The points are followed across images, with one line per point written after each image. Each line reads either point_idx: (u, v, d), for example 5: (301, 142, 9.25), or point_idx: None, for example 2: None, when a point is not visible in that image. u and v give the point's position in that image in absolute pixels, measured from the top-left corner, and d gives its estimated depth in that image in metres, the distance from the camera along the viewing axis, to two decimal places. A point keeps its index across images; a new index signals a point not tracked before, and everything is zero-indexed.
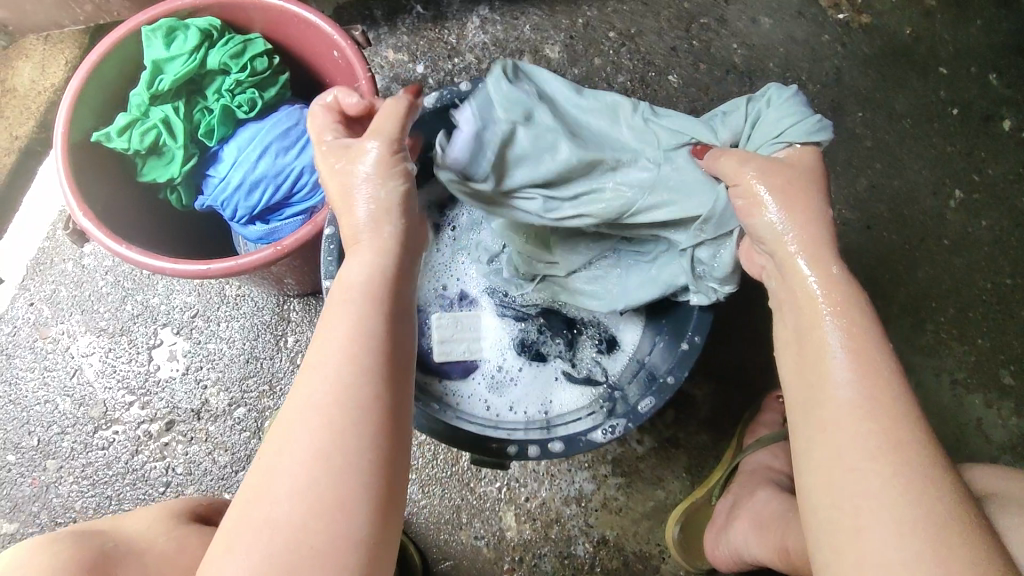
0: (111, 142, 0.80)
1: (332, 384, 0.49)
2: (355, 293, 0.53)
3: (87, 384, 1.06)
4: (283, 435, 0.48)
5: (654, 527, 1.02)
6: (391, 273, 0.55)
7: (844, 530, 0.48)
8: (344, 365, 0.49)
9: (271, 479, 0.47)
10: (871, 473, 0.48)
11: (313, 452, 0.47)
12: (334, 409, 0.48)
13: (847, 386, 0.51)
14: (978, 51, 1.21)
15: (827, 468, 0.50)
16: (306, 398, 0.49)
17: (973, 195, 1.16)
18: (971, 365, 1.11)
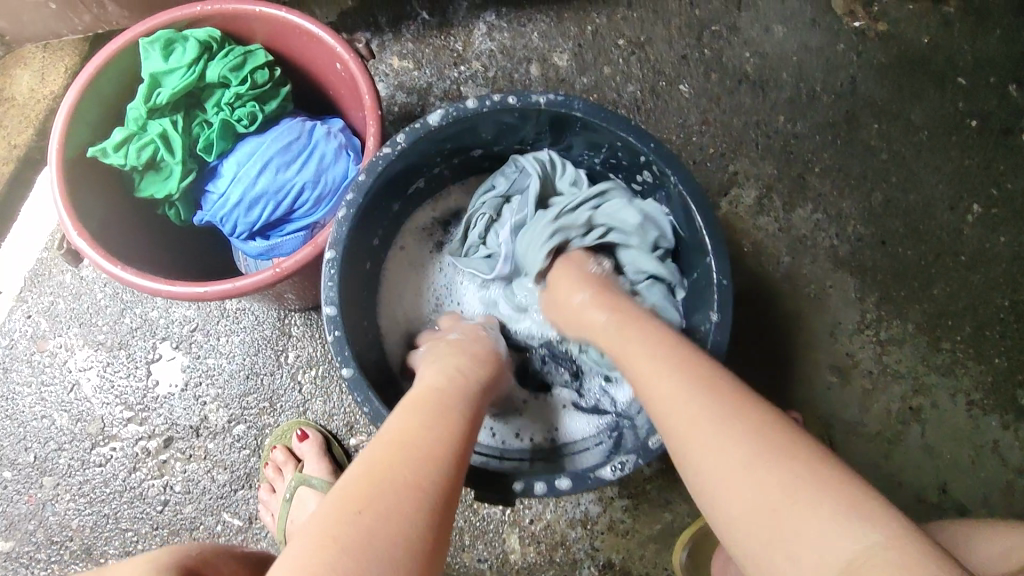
0: (107, 157, 0.77)
1: (405, 450, 0.53)
2: (440, 395, 0.61)
3: (85, 400, 1.04)
4: (359, 483, 0.51)
5: (662, 551, 1.00)
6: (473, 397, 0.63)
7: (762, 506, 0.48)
8: (413, 437, 0.55)
9: (339, 514, 0.48)
10: (751, 444, 0.51)
11: (374, 502, 0.49)
12: (404, 472, 0.52)
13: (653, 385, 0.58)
14: (997, 61, 1.18)
15: (713, 457, 0.52)
16: (376, 457, 0.53)
17: (991, 210, 1.13)
18: (988, 386, 1.08)
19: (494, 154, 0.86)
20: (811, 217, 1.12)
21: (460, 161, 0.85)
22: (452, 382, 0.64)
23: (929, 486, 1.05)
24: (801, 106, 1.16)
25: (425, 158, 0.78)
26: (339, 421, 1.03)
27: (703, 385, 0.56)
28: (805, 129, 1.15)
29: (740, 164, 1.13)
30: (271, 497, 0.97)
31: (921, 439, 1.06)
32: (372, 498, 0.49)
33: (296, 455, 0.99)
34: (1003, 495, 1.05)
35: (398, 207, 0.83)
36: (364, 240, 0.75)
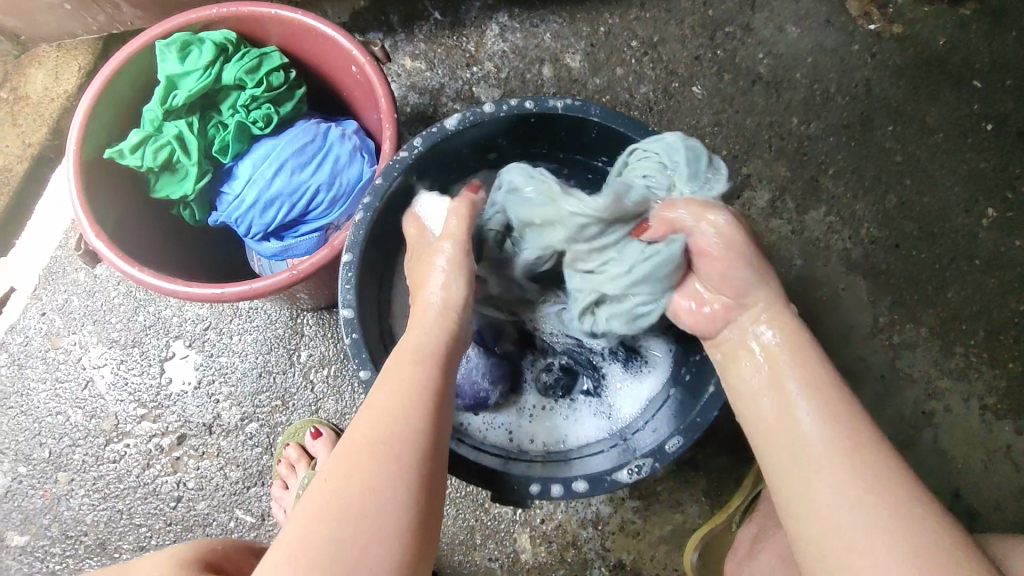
0: (125, 158, 0.78)
1: (385, 416, 0.56)
2: (417, 349, 0.62)
3: (99, 396, 1.05)
4: (341, 465, 0.54)
5: (672, 552, 1.00)
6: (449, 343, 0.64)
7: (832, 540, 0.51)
8: (396, 407, 0.57)
9: (324, 503, 0.52)
10: (848, 483, 0.52)
11: (357, 470, 0.53)
12: (387, 443, 0.54)
13: (814, 426, 0.56)
14: (1014, 62, 1.17)
15: (841, 527, 0.51)
16: (358, 436, 0.55)
17: (1007, 213, 1.12)
18: (1001, 390, 1.07)
19: (509, 157, 0.86)
20: (824, 219, 1.12)
21: (475, 165, 0.85)
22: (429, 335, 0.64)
23: (941, 490, 1.05)
24: (815, 107, 1.15)
25: (442, 161, 0.78)
26: (351, 420, 1.04)
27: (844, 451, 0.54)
28: (818, 130, 1.15)
29: (753, 166, 1.13)
30: (284, 494, 0.98)
31: (934, 444, 1.06)
32: (350, 480, 0.52)
33: (308, 453, 0.99)
34: (1015, 501, 1.04)
35: None
36: (381, 246, 0.77)
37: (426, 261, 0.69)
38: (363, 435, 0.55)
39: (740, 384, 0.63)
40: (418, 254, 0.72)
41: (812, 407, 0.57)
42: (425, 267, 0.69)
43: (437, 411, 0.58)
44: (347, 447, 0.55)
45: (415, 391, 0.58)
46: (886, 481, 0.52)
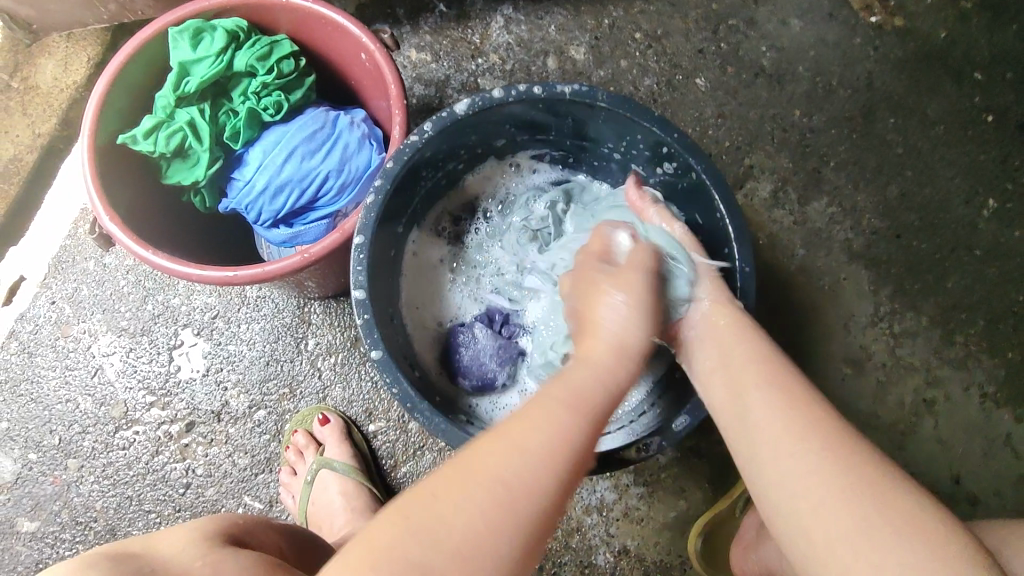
0: (138, 144, 0.79)
1: (519, 454, 0.49)
2: (581, 384, 0.55)
3: (108, 384, 1.06)
4: (452, 480, 0.48)
5: (676, 538, 1.01)
6: (609, 399, 0.56)
7: (809, 523, 0.53)
8: (542, 439, 0.51)
9: (420, 516, 0.47)
10: (793, 443, 0.56)
11: (471, 497, 0.47)
12: (514, 486, 0.48)
13: (761, 395, 0.60)
14: (1014, 55, 1.18)
15: (784, 481, 0.55)
16: (489, 455, 0.49)
17: (1007, 204, 1.13)
18: (1002, 378, 1.08)
19: (516, 144, 0.87)
20: (826, 210, 1.13)
21: (482, 152, 0.87)
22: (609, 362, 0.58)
23: (942, 477, 1.06)
24: (817, 99, 1.16)
25: (450, 146, 0.80)
26: (358, 408, 1.04)
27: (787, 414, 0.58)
28: (821, 122, 1.16)
29: (756, 157, 1.14)
30: (293, 479, 1.00)
31: (935, 432, 1.07)
32: (461, 507, 0.47)
33: (316, 439, 1.00)
34: (1016, 488, 1.06)
35: (421, 197, 0.85)
36: (389, 232, 0.79)
37: (589, 297, 0.63)
38: (497, 458, 0.49)
39: (705, 382, 0.66)
40: (583, 275, 0.65)
41: (779, 400, 0.59)
42: (591, 301, 0.63)
43: (576, 465, 0.51)
44: (476, 463, 0.49)
45: (557, 437, 0.51)
46: (850, 463, 0.54)
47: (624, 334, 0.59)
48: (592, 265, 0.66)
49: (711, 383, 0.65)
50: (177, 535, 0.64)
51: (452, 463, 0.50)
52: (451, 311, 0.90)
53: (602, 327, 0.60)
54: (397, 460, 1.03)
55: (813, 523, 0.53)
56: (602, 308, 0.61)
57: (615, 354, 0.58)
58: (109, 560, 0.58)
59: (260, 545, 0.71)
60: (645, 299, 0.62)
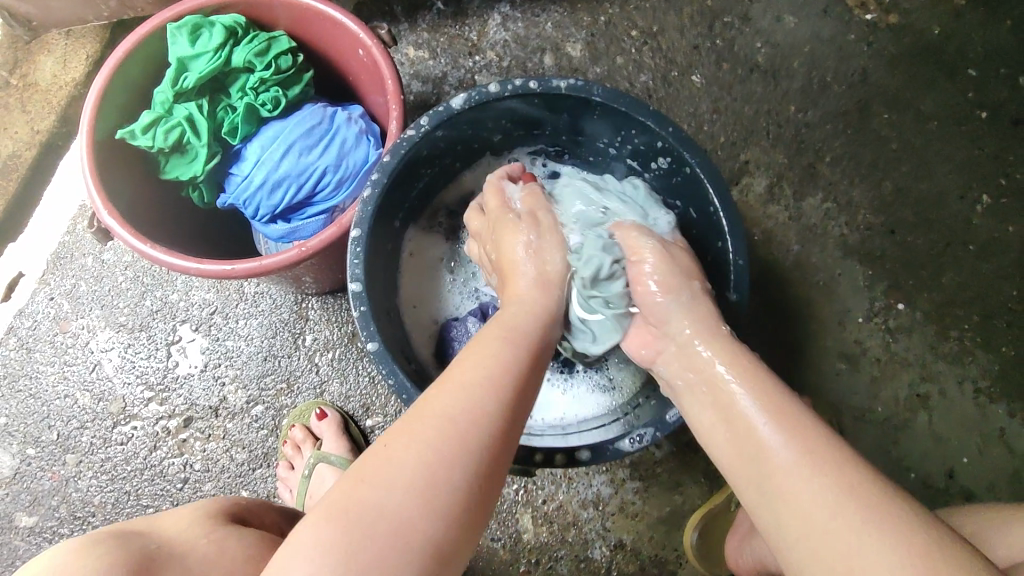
0: (136, 139, 0.80)
1: (466, 395, 0.54)
2: (511, 331, 0.63)
3: (106, 379, 1.06)
4: (408, 423, 0.52)
5: (672, 532, 1.02)
6: (538, 344, 0.64)
7: (830, 565, 0.47)
8: (485, 382, 0.56)
9: (379, 458, 0.50)
10: (818, 501, 0.49)
11: (423, 436, 0.51)
12: (460, 421, 0.52)
13: (782, 450, 0.53)
14: (1008, 52, 1.19)
15: (817, 550, 0.48)
16: (434, 395, 0.55)
17: (1001, 200, 1.14)
18: (995, 373, 1.09)
19: (512, 139, 0.88)
20: (821, 206, 1.13)
21: (479, 146, 0.87)
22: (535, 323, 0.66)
23: (937, 471, 1.06)
24: (812, 96, 1.17)
25: (447, 141, 0.81)
26: (356, 403, 1.05)
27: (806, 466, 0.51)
28: (816, 118, 1.16)
29: (751, 153, 1.15)
30: (290, 474, 1.00)
31: (929, 426, 1.08)
32: (413, 445, 0.50)
33: (313, 434, 1.01)
34: (1009, 482, 1.06)
35: (418, 192, 0.86)
36: (386, 225, 0.79)
37: (507, 250, 0.73)
38: (443, 399, 0.54)
39: (709, 436, 0.61)
40: (500, 225, 0.75)
41: (793, 447, 0.53)
42: (518, 260, 0.71)
43: (517, 405, 0.56)
44: (423, 404, 0.54)
45: (496, 380, 0.56)
46: (870, 497, 0.48)
47: (546, 280, 0.70)
48: (507, 218, 0.75)
49: (707, 426, 0.61)
50: (180, 516, 0.65)
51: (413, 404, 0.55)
52: (448, 308, 0.91)
53: (524, 279, 0.70)
54: None
55: None
56: (513, 246, 0.73)
57: (538, 303, 0.68)
58: (114, 537, 0.58)
59: (262, 526, 0.72)
60: (555, 236, 0.74)
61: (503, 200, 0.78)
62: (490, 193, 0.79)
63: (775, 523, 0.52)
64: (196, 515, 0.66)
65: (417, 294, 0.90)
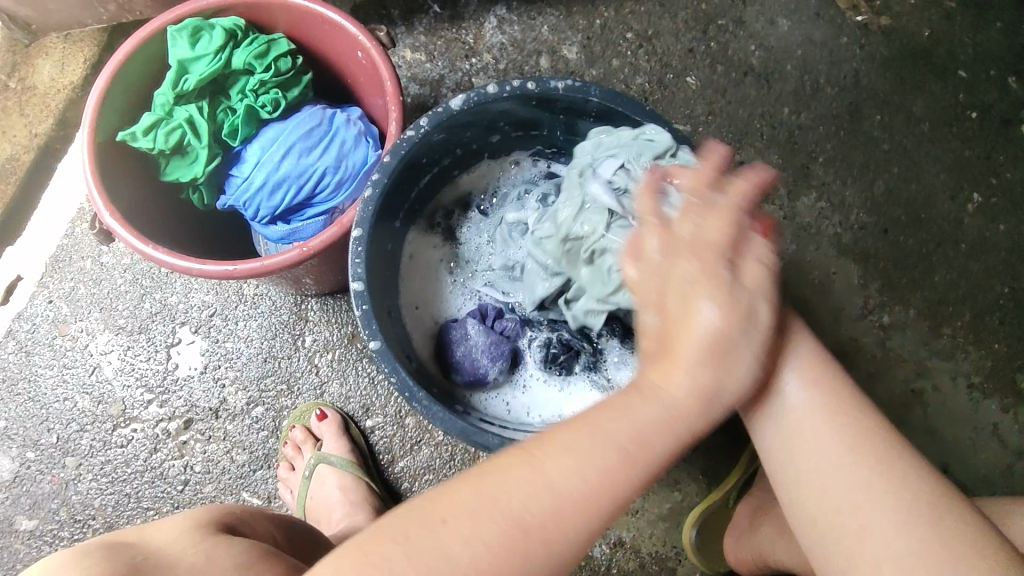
0: (136, 141, 0.80)
1: (554, 492, 0.51)
2: (649, 425, 0.53)
3: (106, 382, 1.06)
4: (482, 497, 0.51)
5: (670, 529, 1.03)
6: (674, 447, 0.54)
7: (835, 497, 0.56)
8: (588, 496, 0.51)
9: (443, 531, 0.50)
10: (832, 444, 0.58)
11: (494, 527, 0.50)
12: (536, 524, 0.50)
13: (801, 395, 0.60)
14: (996, 54, 1.20)
15: (828, 481, 0.57)
16: (524, 481, 0.51)
17: (991, 199, 1.16)
18: (987, 369, 1.10)
19: (510, 140, 0.89)
20: (815, 206, 1.14)
21: (477, 147, 0.88)
22: (695, 407, 0.54)
23: (931, 467, 1.07)
24: (805, 97, 1.18)
25: (447, 141, 0.82)
26: (355, 403, 1.05)
27: (828, 409, 0.59)
28: (809, 120, 1.18)
29: (745, 155, 1.16)
30: (291, 474, 1.01)
31: (924, 422, 1.09)
32: (479, 531, 0.50)
33: (313, 435, 1.01)
34: (1003, 477, 1.08)
35: (416, 193, 0.86)
36: (386, 225, 0.80)
37: (682, 301, 0.56)
38: (527, 490, 0.51)
39: None
40: (693, 274, 0.56)
41: (816, 397, 0.60)
42: (683, 309, 0.55)
43: (613, 511, 0.52)
44: (509, 480, 0.51)
45: (594, 488, 0.51)
46: (886, 458, 0.57)
47: (725, 368, 0.55)
48: (707, 261, 0.56)
49: None
50: (173, 524, 0.66)
51: (503, 467, 0.52)
52: (448, 309, 0.92)
53: (692, 353, 0.54)
54: (394, 455, 1.04)
55: (848, 511, 0.56)
56: (698, 327, 0.54)
57: (693, 397, 0.54)
58: (103, 549, 0.59)
59: (255, 534, 0.72)
60: (759, 323, 0.56)
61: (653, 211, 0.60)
62: (713, 214, 0.58)
63: (789, 459, 0.60)
64: (186, 526, 0.66)
65: (418, 295, 0.91)
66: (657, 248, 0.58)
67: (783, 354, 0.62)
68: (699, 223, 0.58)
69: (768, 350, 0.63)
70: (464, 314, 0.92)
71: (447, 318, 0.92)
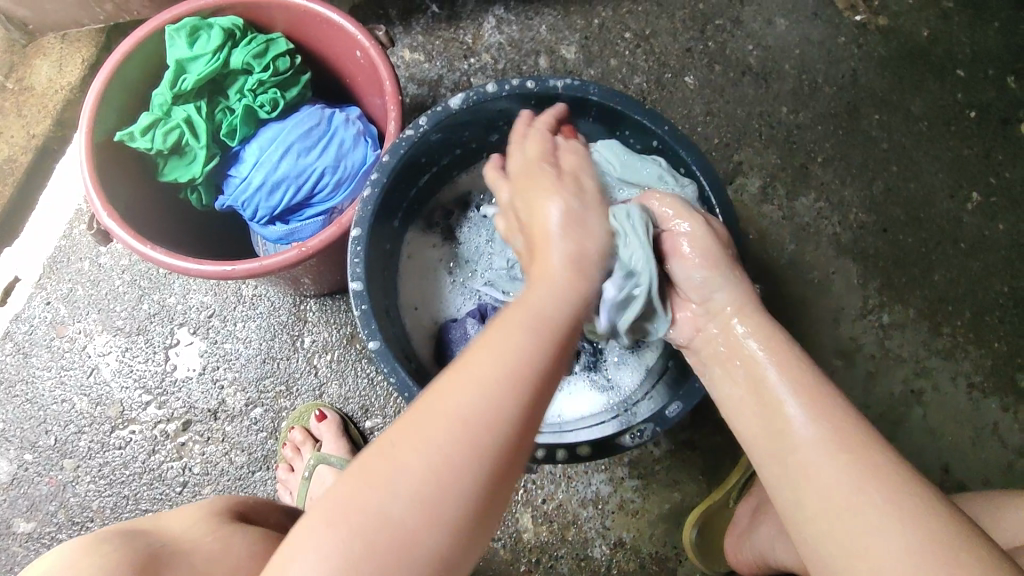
0: (134, 141, 0.80)
1: (479, 385, 0.50)
2: (543, 309, 0.56)
3: (104, 383, 1.06)
4: (412, 419, 0.50)
5: (671, 530, 1.02)
6: (571, 319, 0.57)
7: (844, 538, 0.51)
8: (511, 377, 0.51)
9: (382, 462, 0.48)
10: (840, 478, 0.53)
11: (429, 441, 0.48)
12: (472, 423, 0.49)
13: (807, 429, 0.57)
14: (994, 53, 1.20)
15: (837, 522, 0.52)
16: (445, 389, 0.50)
17: (990, 198, 1.16)
18: (987, 368, 1.10)
19: (509, 140, 0.89)
20: (814, 205, 1.14)
21: (476, 147, 0.88)
22: (572, 284, 0.59)
23: (931, 466, 1.07)
24: (803, 96, 1.18)
25: (446, 141, 0.82)
26: (354, 404, 1.05)
27: (836, 442, 0.55)
28: (807, 119, 1.18)
29: (744, 154, 1.16)
30: (290, 476, 1.00)
31: (924, 421, 1.09)
32: (419, 450, 0.48)
33: (312, 436, 1.01)
34: (1003, 475, 1.08)
35: (416, 193, 0.86)
36: (385, 225, 0.80)
37: (530, 211, 0.64)
38: (456, 398, 0.50)
39: (734, 409, 0.64)
40: (533, 183, 0.66)
41: (821, 430, 0.56)
42: (537, 216, 0.63)
43: (541, 388, 0.52)
44: (435, 397, 0.50)
45: (515, 369, 0.51)
46: (899, 493, 0.51)
47: (580, 240, 0.62)
48: (539, 169, 0.67)
49: (735, 400, 0.64)
50: (184, 515, 0.65)
51: (430, 390, 0.51)
52: (448, 309, 0.92)
53: (553, 237, 0.61)
54: None
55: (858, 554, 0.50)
56: (548, 219, 0.62)
57: (568, 270, 0.59)
58: (119, 536, 0.59)
59: (268, 524, 0.72)
60: (589, 194, 0.66)
61: (546, 145, 0.70)
62: (529, 142, 0.70)
63: (795, 499, 0.55)
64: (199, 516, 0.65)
65: (418, 295, 0.91)
66: (507, 193, 0.69)
67: (787, 386, 0.60)
68: (553, 159, 0.68)
69: (772, 379, 0.61)
70: (464, 314, 0.92)
71: (446, 318, 0.91)
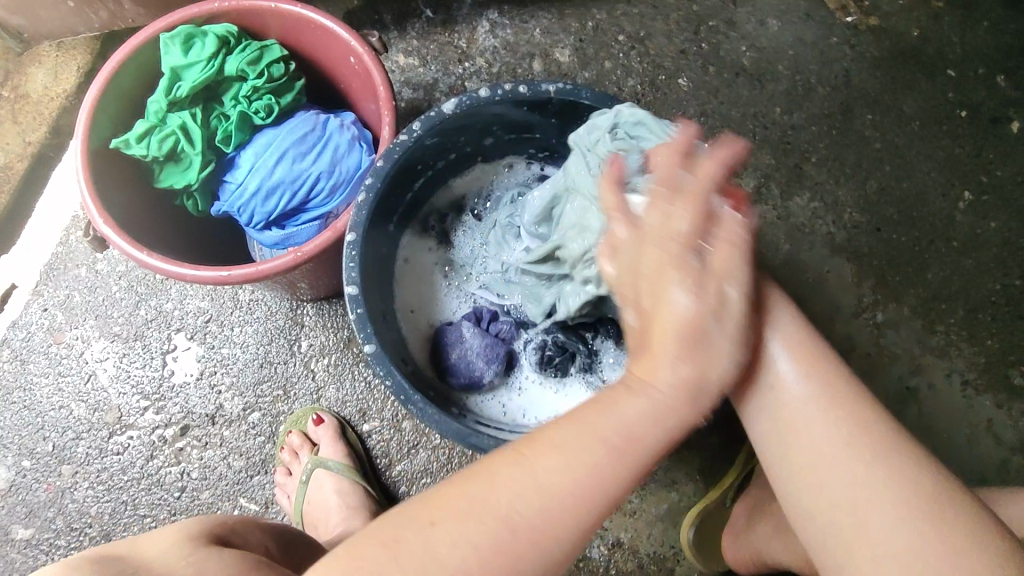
0: (130, 148, 0.80)
1: (532, 489, 0.50)
2: (639, 418, 0.53)
3: (102, 389, 1.06)
4: (467, 495, 0.50)
5: (668, 529, 1.03)
6: (660, 446, 0.54)
7: (829, 493, 0.55)
8: (576, 503, 0.51)
9: (421, 538, 0.49)
10: (834, 436, 0.56)
11: (476, 530, 0.49)
12: (518, 530, 0.50)
13: (799, 384, 0.58)
14: (985, 52, 1.21)
15: (823, 476, 0.55)
16: (501, 477, 0.51)
17: (982, 197, 1.16)
18: (980, 366, 1.11)
19: (502, 144, 0.89)
20: (808, 206, 1.15)
21: (470, 151, 0.89)
22: (680, 390, 0.54)
23: None
24: (797, 97, 1.19)
25: (441, 145, 0.82)
26: (352, 408, 1.05)
27: (824, 406, 0.57)
28: (801, 120, 1.18)
29: None
30: (288, 479, 1.01)
31: (919, 419, 1.09)
32: (456, 537, 0.49)
33: (311, 439, 1.01)
34: (998, 472, 1.08)
35: (411, 195, 0.87)
36: (380, 230, 0.80)
37: (651, 292, 0.55)
38: (506, 496, 0.50)
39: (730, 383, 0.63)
40: (666, 245, 0.56)
41: (815, 387, 0.58)
42: (657, 300, 0.55)
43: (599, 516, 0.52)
44: (487, 481, 0.51)
45: (585, 488, 0.51)
46: (885, 454, 0.54)
47: (703, 357, 0.54)
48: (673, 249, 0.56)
49: None
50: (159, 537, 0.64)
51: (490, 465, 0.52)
52: (444, 312, 0.93)
53: (671, 332, 0.54)
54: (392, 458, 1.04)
55: (846, 513, 0.53)
56: (670, 313, 0.54)
57: (681, 385, 0.53)
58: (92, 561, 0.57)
59: (249, 544, 0.71)
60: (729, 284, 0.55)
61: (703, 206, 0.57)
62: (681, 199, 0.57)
63: (781, 453, 0.58)
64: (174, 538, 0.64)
65: (414, 299, 0.91)
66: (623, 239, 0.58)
67: (782, 347, 0.60)
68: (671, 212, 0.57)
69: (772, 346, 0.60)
70: (459, 316, 0.92)
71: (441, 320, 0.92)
